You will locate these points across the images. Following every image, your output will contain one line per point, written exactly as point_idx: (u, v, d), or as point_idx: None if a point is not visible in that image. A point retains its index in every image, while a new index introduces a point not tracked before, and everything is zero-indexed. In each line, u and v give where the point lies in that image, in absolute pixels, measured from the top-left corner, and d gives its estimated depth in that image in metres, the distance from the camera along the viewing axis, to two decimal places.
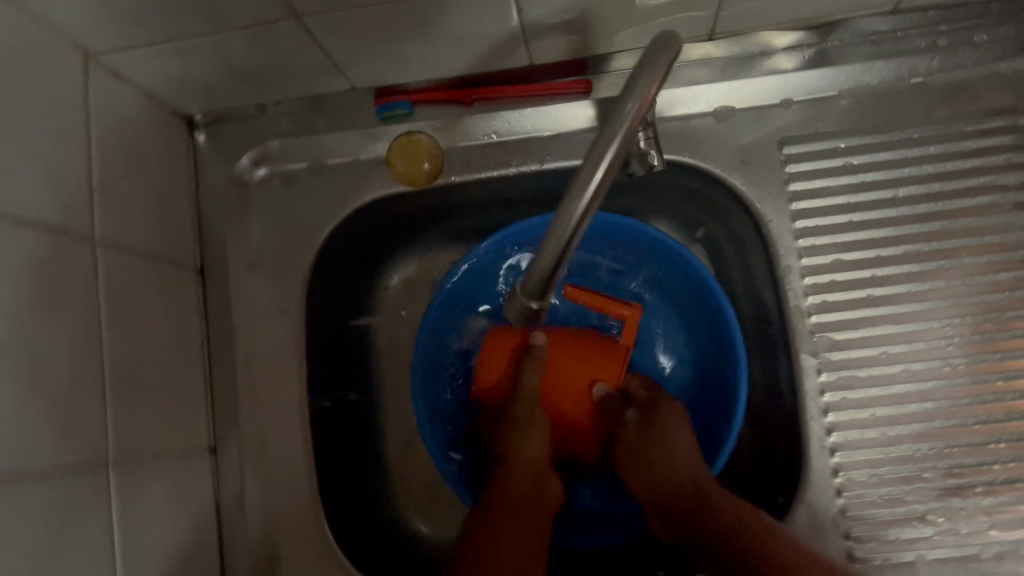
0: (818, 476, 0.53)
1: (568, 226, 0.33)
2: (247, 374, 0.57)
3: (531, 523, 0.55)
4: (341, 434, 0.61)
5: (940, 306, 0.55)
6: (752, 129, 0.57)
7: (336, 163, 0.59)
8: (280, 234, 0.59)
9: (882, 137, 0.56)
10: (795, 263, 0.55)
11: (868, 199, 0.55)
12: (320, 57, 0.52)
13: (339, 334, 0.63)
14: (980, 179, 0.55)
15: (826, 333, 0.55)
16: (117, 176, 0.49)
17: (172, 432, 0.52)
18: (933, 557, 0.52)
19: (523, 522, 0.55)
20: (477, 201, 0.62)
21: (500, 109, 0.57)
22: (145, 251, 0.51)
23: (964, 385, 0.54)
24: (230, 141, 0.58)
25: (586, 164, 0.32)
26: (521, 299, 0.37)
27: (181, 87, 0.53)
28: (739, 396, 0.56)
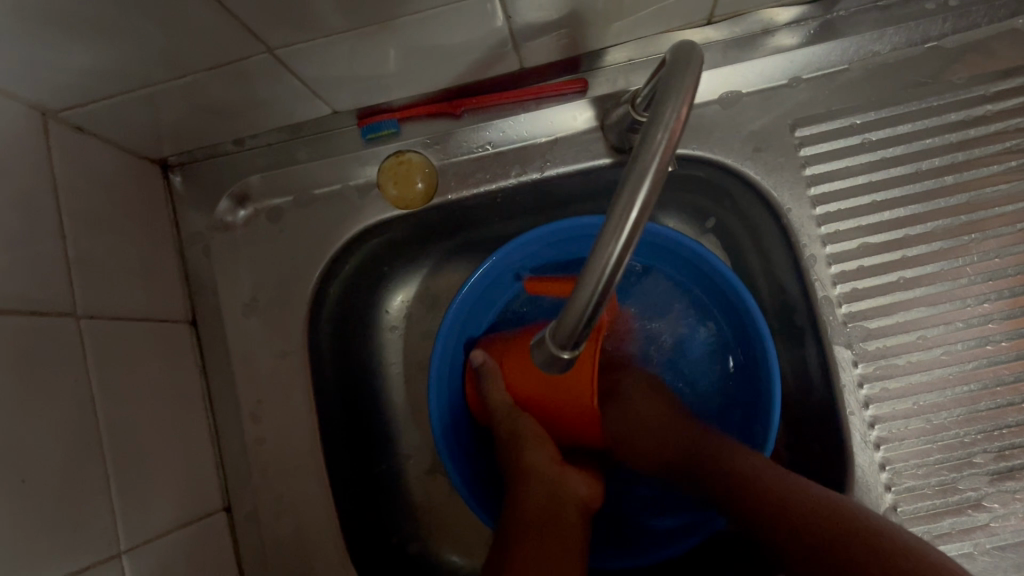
0: (864, 472, 0.51)
1: (602, 275, 0.29)
2: (254, 426, 0.54)
3: (556, 521, 0.51)
4: (359, 472, 0.59)
5: (974, 281, 0.52)
6: (760, 113, 0.53)
7: (324, 193, 0.55)
8: (272, 274, 0.55)
9: (898, 110, 0.53)
10: (820, 251, 0.53)
11: (889, 177, 0.53)
12: (300, 87, 0.49)
13: (346, 369, 0.60)
14: (1001, 145, 0.52)
15: (860, 321, 0.52)
16: (93, 239, 0.46)
17: (185, 500, 0.49)
18: (991, 545, 0.50)
19: (547, 521, 0.51)
20: (474, 216, 0.59)
21: (492, 117, 0.54)
22: (132, 312, 0.48)
23: (1006, 362, 0.51)
24: (209, 182, 0.55)
25: (618, 204, 0.29)
26: (551, 349, 0.33)
27: (151, 132, 0.50)
28: (774, 398, 0.53)
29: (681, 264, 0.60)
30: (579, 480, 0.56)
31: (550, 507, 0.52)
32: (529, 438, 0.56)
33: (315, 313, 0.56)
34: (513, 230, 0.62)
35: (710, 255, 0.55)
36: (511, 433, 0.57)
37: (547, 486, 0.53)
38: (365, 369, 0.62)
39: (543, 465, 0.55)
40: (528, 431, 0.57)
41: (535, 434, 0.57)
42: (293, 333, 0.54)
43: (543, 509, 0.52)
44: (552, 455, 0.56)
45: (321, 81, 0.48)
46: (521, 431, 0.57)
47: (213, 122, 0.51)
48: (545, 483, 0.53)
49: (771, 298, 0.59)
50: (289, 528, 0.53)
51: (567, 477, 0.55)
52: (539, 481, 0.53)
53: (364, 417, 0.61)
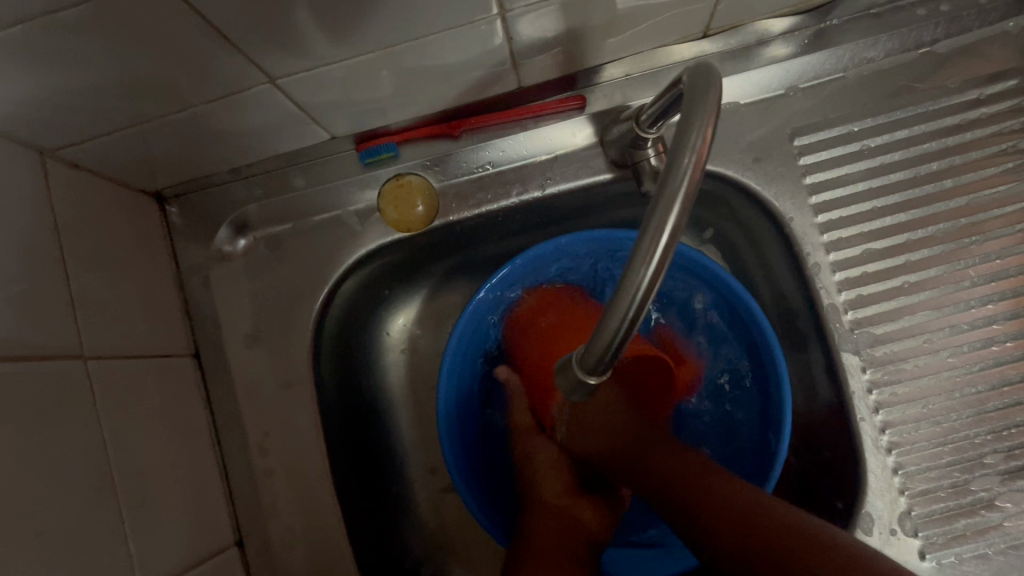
0: (877, 478, 0.51)
1: (632, 301, 0.29)
2: (263, 459, 0.53)
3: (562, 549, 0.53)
4: (370, 499, 0.58)
5: (977, 283, 0.52)
6: (758, 124, 0.54)
7: (325, 219, 0.55)
8: (274, 302, 0.54)
9: (894, 115, 0.53)
10: (824, 259, 0.53)
11: (888, 183, 0.53)
12: (297, 114, 0.48)
13: (351, 394, 0.59)
14: (996, 147, 0.53)
15: (866, 327, 0.52)
16: (94, 277, 0.45)
17: (198, 538, 0.48)
18: (1005, 544, 0.50)
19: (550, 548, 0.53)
20: (472, 236, 0.58)
21: (491, 137, 0.54)
22: (136, 349, 0.47)
23: (1012, 362, 0.52)
24: (207, 212, 0.54)
25: (647, 230, 0.29)
26: (577, 375, 0.33)
27: (148, 165, 0.49)
28: (786, 407, 0.53)
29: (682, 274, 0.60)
30: (586, 510, 0.58)
31: (556, 534, 0.54)
32: (540, 470, 0.60)
33: (318, 340, 0.55)
34: (513, 247, 0.62)
35: (714, 266, 0.55)
36: (525, 460, 0.61)
37: (552, 515, 0.56)
38: (370, 394, 0.61)
39: (552, 501, 0.57)
40: (543, 461, 0.60)
41: (550, 465, 0.60)
42: (298, 362, 0.54)
43: (552, 538, 0.54)
44: (562, 488, 0.59)
45: (319, 107, 0.48)
46: (536, 461, 0.60)
47: (210, 153, 0.50)
48: (551, 514, 0.56)
49: (773, 304, 0.59)
50: (302, 561, 0.52)
51: (574, 506, 0.58)
52: (546, 514, 0.56)
53: (371, 442, 0.60)
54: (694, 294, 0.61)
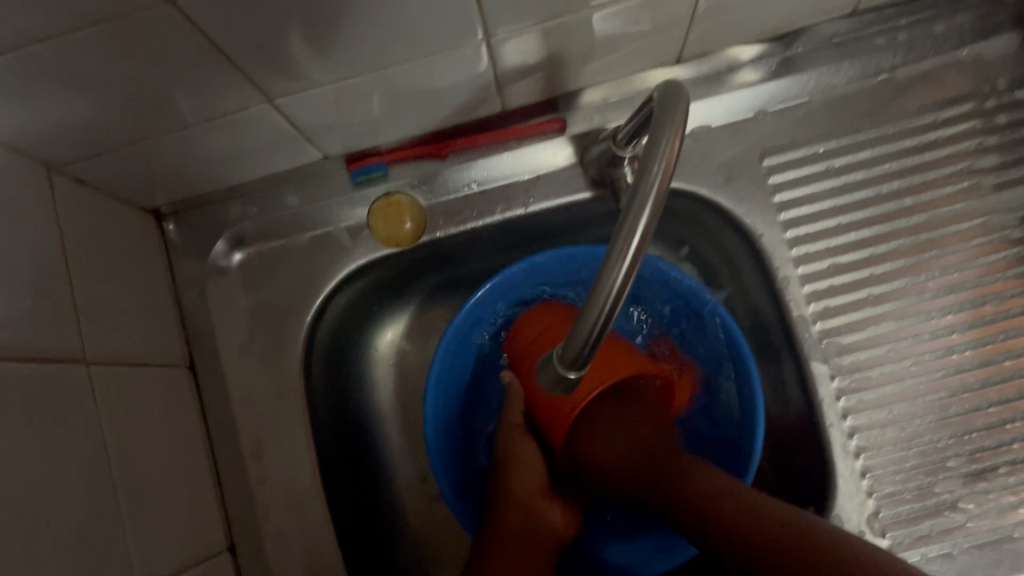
0: (846, 481, 0.53)
1: (607, 299, 0.32)
2: (255, 467, 0.55)
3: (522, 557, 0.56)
4: (359, 508, 0.60)
5: (937, 295, 0.55)
6: (730, 145, 0.57)
7: (317, 235, 0.57)
8: (267, 315, 0.56)
9: (857, 137, 0.56)
10: (792, 273, 0.56)
11: (853, 201, 0.56)
12: (292, 133, 0.51)
13: (341, 406, 0.61)
14: (953, 167, 0.56)
15: (834, 337, 0.55)
16: (96, 287, 0.47)
17: (192, 542, 0.49)
18: (969, 543, 0.52)
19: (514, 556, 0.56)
20: (457, 253, 0.61)
21: (476, 157, 0.56)
22: (135, 357, 0.49)
23: (972, 369, 0.54)
24: (203, 229, 0.56)
25: (620, 234, 0.31)
26: (558, 371, 0.35)
27: (148, 182, 0.51)
28: (759, 415, 0.55)
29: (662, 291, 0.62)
30: (556, 512, 0.59)
31: (523, 539, 0.56)
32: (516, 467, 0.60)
33: (309, 352, 0.57)
34: (498, 263, 0.64)
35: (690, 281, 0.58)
36: (503, 457, 0.60)
37: (523, 517, 0.57)
38: (359, 406, 0.63)
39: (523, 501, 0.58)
40: (522, 457, 0.60)
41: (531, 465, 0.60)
42: (290, 372, 0.56)
43: (517, 543, 0.56)
44: (536, 487, 0.59)
45: (313, 127, 0.50)
46: (517, 458, 0.60)
47: (207, 171, 0.52)
48: (520, 515, 0.57)
49: (747, 318, 0.62)
50: (294, 566, 0.53)
51: (547, 509, 0.59)
52: (516, 514, 0.57)
53: (360, 453, 0.62)
54: (673, 309, 0.63)
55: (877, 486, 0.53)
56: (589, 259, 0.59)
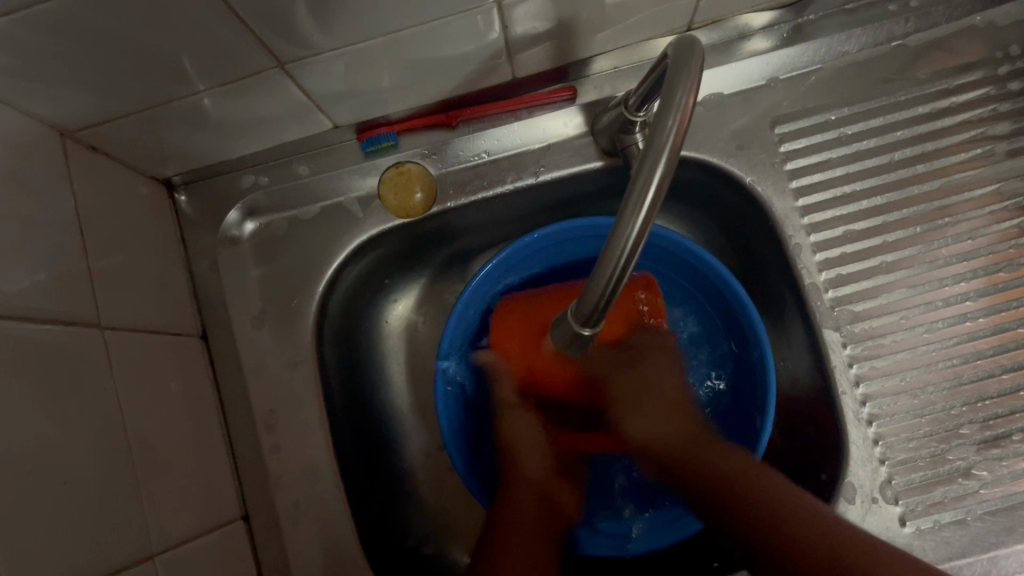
0: (859, 448, 0.53)
1: (622, 253, 0.31)
2: (269, 435, 0.55)
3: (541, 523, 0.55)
4: (370, 477, 0.60)
5: (950, 262, 0.55)
6: (742, 114, 0.56)
7: (326, 206, 0.57)
8: (280, 286, 0.57)
9: (869, 105, 0.56)
10: (805, 240, 0.56)
11: (865, 168, 0.56)
12: (304, 102, 0.51)
13: (352, 377, 0.61)
14: (965, 134, 0.56)
15: (846, 305, 0.55)
16: (109, 253, 0.47)
17: (207, 507, 0.49)
18: (983, 510, 0.52)
19: (530, 517, 0.55)
20: (467, 224, 0.61)
21: (487, 126, 0.56)
22: (147, 325, 0.49)
23: (986, 337, 0.54)
24: (215, 200, 0.56)
25: (635, 187, 0.31)
26: (573, 327, 0.36)
27: (160, 151, 0.51)
28: (771, 385, 0.55)
29: (677, 262, 0.62)
30: (566, 495, 0.60)
31: (541, 507, 0.57)
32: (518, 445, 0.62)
33: (321, 323, 0.57)
34: (508, 235, 0.64)
35: (703, 251, 0.58)
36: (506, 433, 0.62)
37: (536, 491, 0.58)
38: (370, 377, 0.63)
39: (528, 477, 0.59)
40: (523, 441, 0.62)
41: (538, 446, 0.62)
42: (302, 342, 0.56)
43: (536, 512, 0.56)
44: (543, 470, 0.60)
45: (324, 96, 0.50)
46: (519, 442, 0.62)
47: (219, 141, 0.52)
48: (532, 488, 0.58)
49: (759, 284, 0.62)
50: (307, 535, 0.54)
51: (556, 488, 0.60)
52: (532, 488, 0.58)
53: (372, 424, 0.62)
54: (688, 279, 0.63)
55: (890, 452, 0.53)
56: (598, 230, 0.59)
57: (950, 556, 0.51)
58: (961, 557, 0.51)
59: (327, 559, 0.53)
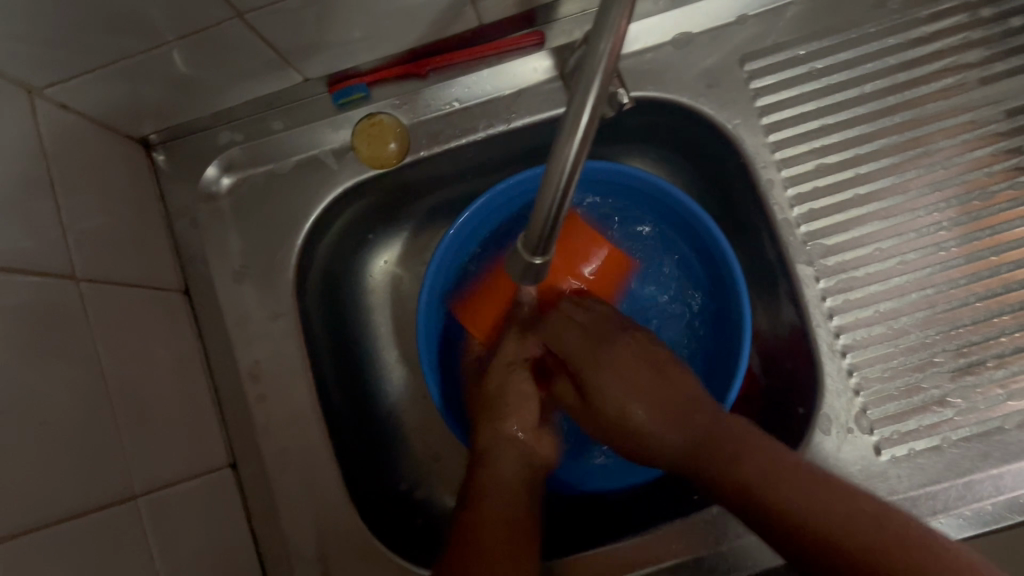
0: (834, 379, 0.54)
1: (561, 177, 0.33)
2: (253, 386, 0.56)
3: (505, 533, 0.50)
4: (356, 425, 0.61)
5: (922, 193, 0.55)
6: (712, 51, 0.56)
7: (300, 160, 0.58)
8: (259, 240, 0.58)
9: (838, 37, 0.56)
10: (777, 175, 0.56)
11: (836, 102, 0.56)
12: (272, 56, 0.51)
13: (336, 329, 0.62)
14: (937, 64, 0.56)
15: (819, 240, 0.55)
16: (88, 209, 0.48)
17: (193, 456, 0.51)
18: (958, 437, 0.52)
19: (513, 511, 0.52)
20: (441, 173, 0.62)
21: (457, 74, 0.57)
22: (127, 278, 0.50)
23: (959, 266, 0.54)
24: (193, 159, 0.57)
25: (571, 111, 0.32)
26: (524, 258, 0.37)
27: (133, 108, 0.52)
28: (745, 327, 0.56)
29: (654, 209, 0.63)
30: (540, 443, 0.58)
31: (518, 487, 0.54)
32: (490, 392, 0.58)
33: (301, 275, 0.58)
34: (484, 186, 0.65)
35: (688, 199, 0.58)
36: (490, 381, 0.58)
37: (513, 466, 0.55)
38: (353, 329, 0.64)
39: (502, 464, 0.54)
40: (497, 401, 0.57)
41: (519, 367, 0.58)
42: (283, 294, 0.57)
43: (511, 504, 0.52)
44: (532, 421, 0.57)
45: (292, 49, 0.51)
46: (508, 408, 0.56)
47: (191, 96, 0.53)
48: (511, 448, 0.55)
49: (737, 226, 0.62)
50: (293, 481, 0.55)
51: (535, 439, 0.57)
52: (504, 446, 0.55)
53: (357, 375, 0.63)
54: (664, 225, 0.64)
55: (866, 382, 0.53)
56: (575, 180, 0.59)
57: (925, 483, 0.52)
58: (935, 483, 0.51)
59: (313, 503, 0.55)
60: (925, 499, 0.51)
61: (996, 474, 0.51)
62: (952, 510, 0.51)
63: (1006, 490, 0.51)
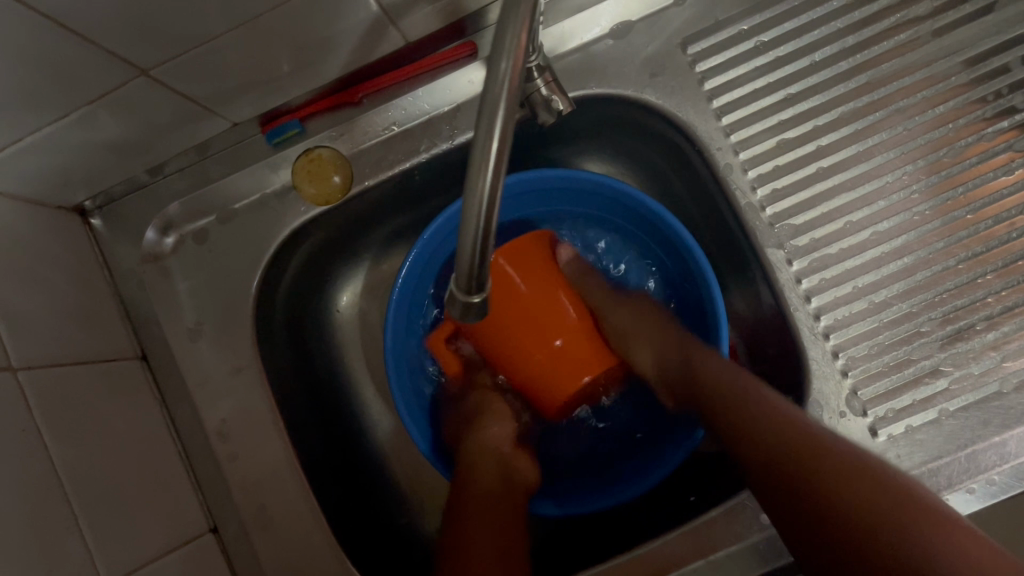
0: (819, 364, 0.51)
1: (480, 210, 0.31)
2: (224, 445, 0.55)
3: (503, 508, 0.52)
4: (339, 469, 0.59)
5: (888, 159, 0.53)
6: (653, 38, 0.54)
7: (244, 206, 0.56)
8: (210, 295, 0.56)
9: (782, 7, 0.54)
10: (734, 158, 0.54)
11: (786, 75, 0.54)
12: (191, 107, 0.49)
13: (304, 373, 0.61)
14: (887, 22, 0.54)
15: (786, 220, 0.53)
16: (24, 289, 0.46)
17: (165, 529, 0.49)
18: (955, 407, 0.50)
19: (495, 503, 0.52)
20: (392, 199, 0.60)
21: (389, 97, 0.55)
22: (75, 355, 0.48)
23: (935, 229, 0.52)
24: (132, 221, 0.56)
25: (480, 140, 0.30)
26: (460, 299, 0.35)
27: (61, 179, 0.50)
28: (721, 324, 0.55)
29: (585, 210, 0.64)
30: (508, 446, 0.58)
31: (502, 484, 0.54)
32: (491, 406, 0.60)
33: (260, 323, 0.56)
34: (441, 205, 0.63)
35: (655, 204, 0.56)
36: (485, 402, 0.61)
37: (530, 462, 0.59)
38: (323, 370, 0.63)
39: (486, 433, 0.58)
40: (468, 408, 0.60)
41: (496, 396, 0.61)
42: (243, 346, 0.55)
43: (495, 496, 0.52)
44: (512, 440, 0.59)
45: (212, 98, 0.49)
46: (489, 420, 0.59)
47: (118, 157, 0.51)
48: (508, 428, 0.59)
49: (700, 213, 0.60)
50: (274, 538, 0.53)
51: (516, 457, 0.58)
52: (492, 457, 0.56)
53: (333, 415, 0.62)
54: (597, 223, 0.65)
55: (855, 362, 0.51)
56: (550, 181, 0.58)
57: (928, 460, 0.49)
58: (936, 458, 0.49)
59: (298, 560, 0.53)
60: (931, 476, 0.49)
61: (999, 442, 0.49)
62: (959, 487, 0.48)
63: (1011, 458, 0.48)
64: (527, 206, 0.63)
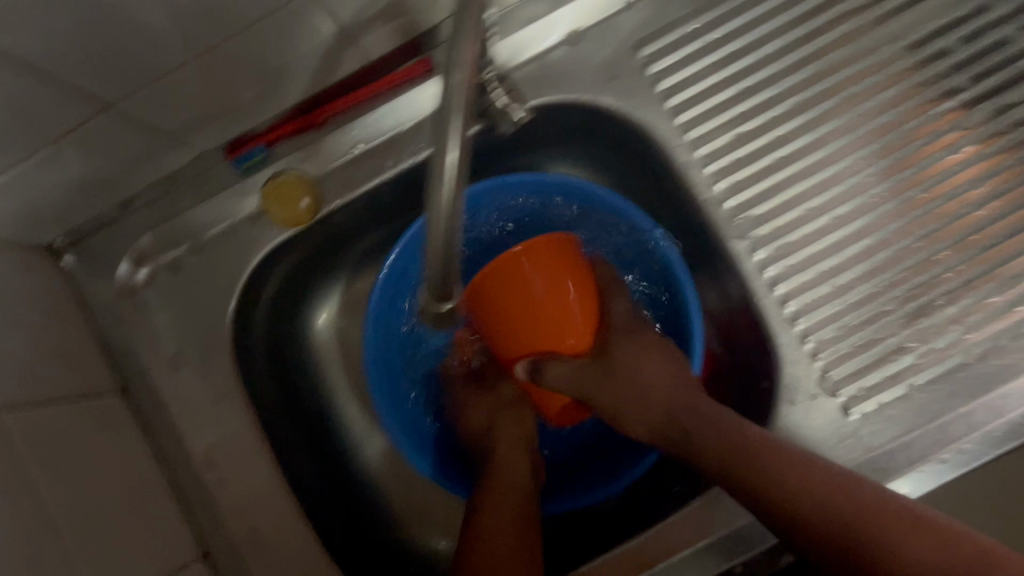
0: (790, 349, 0.53)
1: (440, 210, 0.32)
2: (210, 470, 0.55)
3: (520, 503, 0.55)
4: (329, 486, 0.60)
5: (842, 145, 0.55)
6: (606, 43, 0.56)
7: (214, 234, 0.57)
8: (187, 323, 0.56)
9: (729, 6, 0.56)
10: (692, 155, 0.55)
11: (737, 71, 0.56)
12: (158, 137, 0.51)
13: (285, 395, 0.61)
14: (830, 14, 0.56)
15: (747, 211, 0.54)
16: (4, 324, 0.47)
17: (155, 555, 0.49)
18: (923, 381, 0.51)
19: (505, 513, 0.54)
20: (362, 218, 0.61)
21: (353, 118, 0.56)
22: (56, 387, 0.49)
23: (892, 210, 0.53)
24: (105, 256, 0.56)
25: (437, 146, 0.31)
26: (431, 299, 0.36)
27: (32, 217, 0.51)
28: (693, 316, 0.56)
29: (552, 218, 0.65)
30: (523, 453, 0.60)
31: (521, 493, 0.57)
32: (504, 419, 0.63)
33: (239, 348, 0.57)
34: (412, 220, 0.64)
35: (621, 204, 0.58)
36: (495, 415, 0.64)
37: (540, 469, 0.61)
38: (306, 391, 0.63)
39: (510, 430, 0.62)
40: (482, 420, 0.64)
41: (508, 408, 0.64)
42: (224, 371, 0.56)
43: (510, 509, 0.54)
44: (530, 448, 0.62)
45: (177, 127, 0.51)
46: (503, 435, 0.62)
47: (87, 192, 0.52)
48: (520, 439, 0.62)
49: (666, 210, 0.62)
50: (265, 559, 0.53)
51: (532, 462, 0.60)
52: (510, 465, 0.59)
53: (319, 435, 0.62)
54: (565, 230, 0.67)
55: (825, 344, 0.52)
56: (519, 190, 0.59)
57: (901, 435, 0.50)
58: (909, 432, 0.50)
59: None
60: (906, 449, 0.50)
61: (967, 412, 0.49)
62: (931, 458, 0.49)
63: (979, 427, 0.49)
64: (496, 218, 0.65)
